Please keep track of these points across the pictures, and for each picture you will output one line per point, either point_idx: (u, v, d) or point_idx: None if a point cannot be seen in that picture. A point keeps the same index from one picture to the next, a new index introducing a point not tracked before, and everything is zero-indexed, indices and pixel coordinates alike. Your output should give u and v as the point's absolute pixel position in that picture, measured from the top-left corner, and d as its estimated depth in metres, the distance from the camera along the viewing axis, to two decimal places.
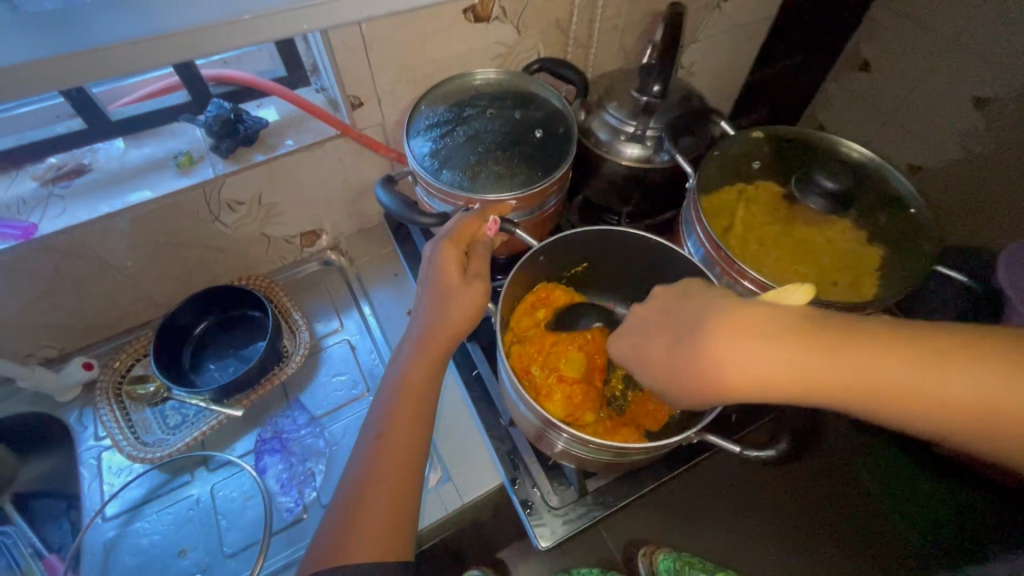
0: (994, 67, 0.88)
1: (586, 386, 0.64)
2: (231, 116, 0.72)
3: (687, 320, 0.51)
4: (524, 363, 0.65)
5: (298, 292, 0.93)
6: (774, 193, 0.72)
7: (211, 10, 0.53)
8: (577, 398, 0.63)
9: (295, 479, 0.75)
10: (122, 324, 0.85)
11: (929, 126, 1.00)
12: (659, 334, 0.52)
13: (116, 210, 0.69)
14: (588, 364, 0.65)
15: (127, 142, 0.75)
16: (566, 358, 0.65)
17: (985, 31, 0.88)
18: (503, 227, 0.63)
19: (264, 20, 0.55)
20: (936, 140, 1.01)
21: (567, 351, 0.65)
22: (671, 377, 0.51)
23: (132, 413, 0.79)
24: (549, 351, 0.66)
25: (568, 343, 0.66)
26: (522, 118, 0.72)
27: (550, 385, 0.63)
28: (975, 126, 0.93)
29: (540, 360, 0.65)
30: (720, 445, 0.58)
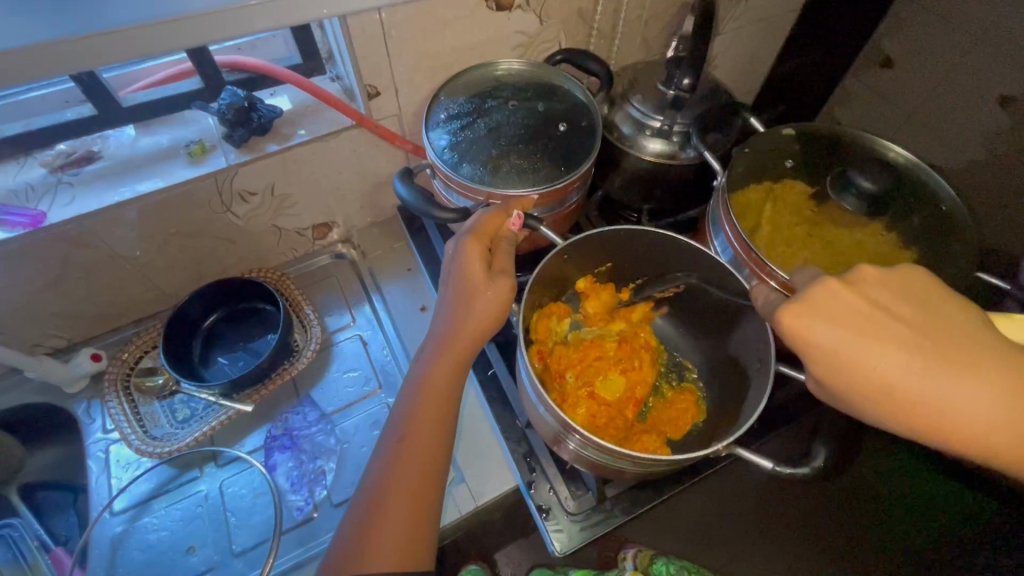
0: (1016, 64, 0.83)
1: (619, 407, 0.63)
2: (245, 104, 0.70)
3: (884, 336, 0.42)
4: (558, 368, 0.64)
5: (309, 285, 0.91)
6: (802, 194, 0.69)
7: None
8: (602, 418, 0.61)
9: (305, 478, 0.74)
10: (131, 315, 0.84)
11: (945, 127, 0.95)
12: (842, 327, 0.43)
13: (127, 199, 0.67)
14: (627, 391, 0.64)
15: (137, 129, 0.74)
16: (605, 377, 0.64)
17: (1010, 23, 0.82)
18: (526, 223, 0.61)
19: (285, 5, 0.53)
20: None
21: (608, 371, 0.65)
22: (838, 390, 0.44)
23: (141, 406, 0.78)
24: (589, 363, 0.65)
25: (612, 365, 0.65)
26: (545, 111, 0.69)
27: (578, 396, 0.62)
28: (999, 125, 0.87)
29: (574, 366, 0.64)
30: (755, 463, 0.56)
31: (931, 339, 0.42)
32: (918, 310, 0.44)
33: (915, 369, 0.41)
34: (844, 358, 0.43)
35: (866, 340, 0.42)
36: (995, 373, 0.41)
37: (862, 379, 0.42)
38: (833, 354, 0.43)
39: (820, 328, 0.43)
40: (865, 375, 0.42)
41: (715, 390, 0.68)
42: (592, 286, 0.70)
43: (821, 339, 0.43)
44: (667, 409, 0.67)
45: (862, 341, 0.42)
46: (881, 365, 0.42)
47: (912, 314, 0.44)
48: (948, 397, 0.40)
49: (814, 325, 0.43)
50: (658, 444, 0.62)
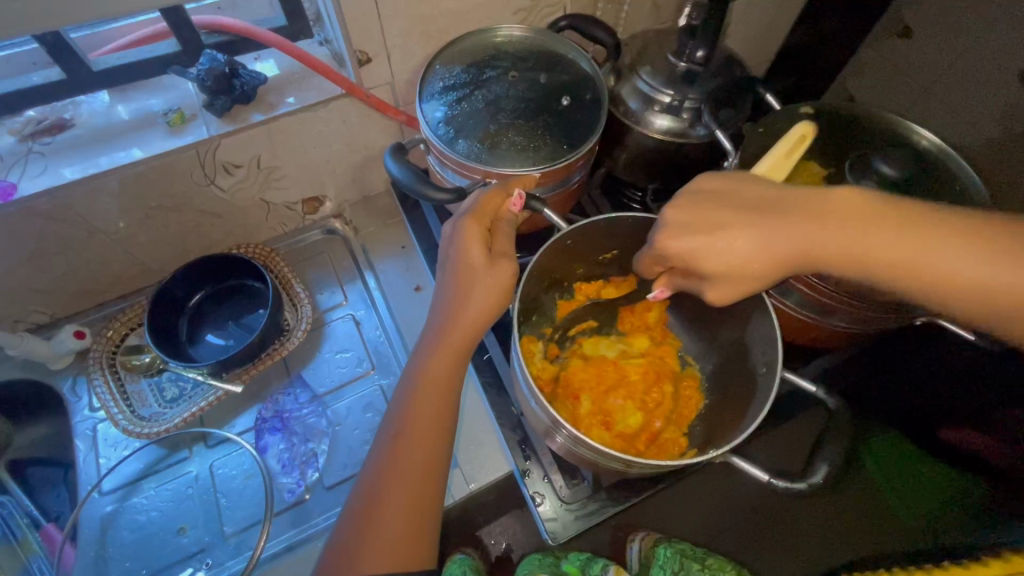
0: None
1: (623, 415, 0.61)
2: (226, 70, 0.66)
3: (725, 218, 0.46)
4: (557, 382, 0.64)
5: (299, 262, 0.88)
6: (815, 175, 0.65)
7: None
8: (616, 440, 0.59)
9: (296, 460, 0.73)
10: (115, 291, 0.81)
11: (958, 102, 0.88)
12: (689, 216, 0.47)
13: (104, 171, 0.63)
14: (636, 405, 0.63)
15: (112, 95, 0.69)
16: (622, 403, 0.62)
17: None
18: (529, 203, 0.57)
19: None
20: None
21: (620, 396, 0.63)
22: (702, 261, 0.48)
23: (128, 385, 0.76)
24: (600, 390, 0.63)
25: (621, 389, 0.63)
26: (548, 82, 0.65)
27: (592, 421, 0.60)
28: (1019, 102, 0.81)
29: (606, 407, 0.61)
30: (744, 468, 0.55)
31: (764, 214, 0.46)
32: (761, 199, 0.47)
33: (754, 243, 0.46)
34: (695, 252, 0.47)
35: (710, 226, 0.46)
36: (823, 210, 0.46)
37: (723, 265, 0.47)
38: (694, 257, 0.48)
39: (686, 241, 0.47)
40: (738, 265, 0.47)
41: (716, 380, 0.67)
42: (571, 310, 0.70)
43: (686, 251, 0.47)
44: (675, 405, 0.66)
45: (705, 234, 0.46)
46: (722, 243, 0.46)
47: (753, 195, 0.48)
48: (806, 244, 0.46)
49: (685, 239, 0.47)
50: (665, 442, 0.62)
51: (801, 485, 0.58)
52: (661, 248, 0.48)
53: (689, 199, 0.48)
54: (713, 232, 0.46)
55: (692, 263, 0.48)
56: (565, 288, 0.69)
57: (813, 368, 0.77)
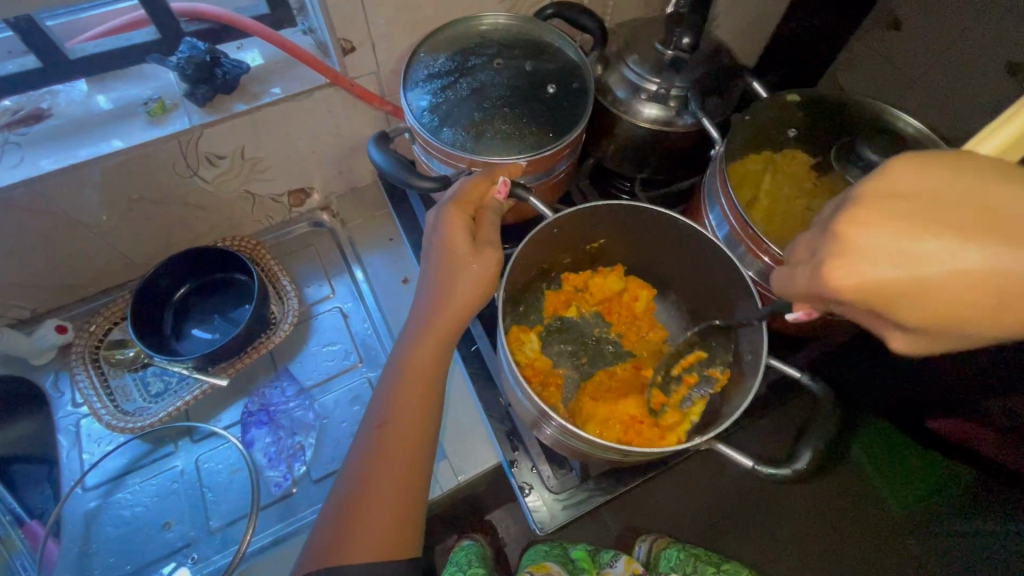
0: None
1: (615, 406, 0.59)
2: (207, 58, 0.64)
3: (953, 246, 0.29)
4: (547, 374, 0.63)
5: (286, 255, 0.87)
6: (804, 164, 0.66)
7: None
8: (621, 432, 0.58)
9: (283, 454, 0.72)
10: (98, 285, 0.80)
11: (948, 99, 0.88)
12: (893, 240, 0.31)
13: (82, 161, 0.62)
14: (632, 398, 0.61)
15: (91, 84, 0.67)
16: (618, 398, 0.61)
17: None
18: (514, 191, 0.57)
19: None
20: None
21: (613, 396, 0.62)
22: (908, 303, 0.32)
23: (111, 379, 0.75)
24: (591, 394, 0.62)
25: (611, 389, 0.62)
26: (534, 70, 0.64)
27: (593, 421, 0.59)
28: (1005, 94, 0.82)
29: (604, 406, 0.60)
30: (730, 456, 0.54)
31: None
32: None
33: (1000, 280, 0.29)
34: (892, 294, 0.32)
35: (923, 255, 0.30)
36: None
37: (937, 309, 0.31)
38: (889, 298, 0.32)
39: (872, 267, 0.31)
40: (960, 310, 0.31)
41: None
42: (559, 299, 0.68)
43: (888, 278, 0.31)
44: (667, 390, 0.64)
45: (912, 268, 0.30)
46: (941, 283, 0.30)
47: (1007, 197, 0.29)
48: None
49: (876, 273, 0.31)
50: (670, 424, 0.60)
51: (787, 471, 0.58)
52: (831, 286, 0.33)
53: (891, 209, 0.31)
54: (927, 263, 0.30)
55: (886, 306, 0.33)
56: (551, 279, 0.69)
57: (799, 357, 0.78)
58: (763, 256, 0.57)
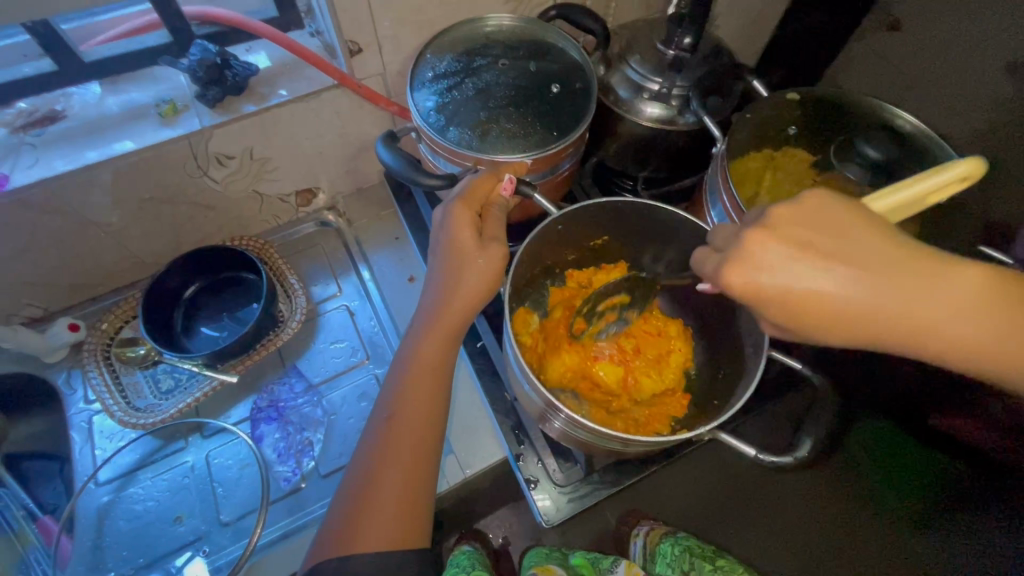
0: None
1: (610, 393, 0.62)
2: (218, 61, 0.66)
3: (805, 258, 0.40)
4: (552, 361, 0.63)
5: (294, 254, 0.88)
6: (804, 162, 0.67)
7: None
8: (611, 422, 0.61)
9: (292, 449, 0.73)
10: (109, 284, 0.81)
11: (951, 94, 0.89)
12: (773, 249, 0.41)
13: (96, 162, 0.64)
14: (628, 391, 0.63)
15: (104, 86, 0.69)
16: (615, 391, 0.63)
17: None
18: (519, 188, 0.58)
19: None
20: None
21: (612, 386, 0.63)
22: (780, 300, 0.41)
23: (123, 377, 0.76)
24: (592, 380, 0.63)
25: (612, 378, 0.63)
26: (538, 70, 0.65)
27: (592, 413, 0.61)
28: (1004, 93, 0.83)
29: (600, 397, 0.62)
30: (736, 447, 0.55)
31: (869, 263, 0.40)
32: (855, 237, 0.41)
33: (839, 286, 0.40)
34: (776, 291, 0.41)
35: (795, 266, 0.41)
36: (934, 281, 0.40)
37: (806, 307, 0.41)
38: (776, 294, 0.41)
39: (762, 277, 0.41)
40: (814, 305, 0.41)
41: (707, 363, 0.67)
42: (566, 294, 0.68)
43: (771, 287, 0.41)
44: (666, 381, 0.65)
45: (786, 270, 0.41)
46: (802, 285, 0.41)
47: (852, 226, 0.41)
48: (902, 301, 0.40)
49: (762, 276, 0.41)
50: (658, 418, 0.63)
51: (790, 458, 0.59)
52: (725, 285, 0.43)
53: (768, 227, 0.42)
54: (794, 275, 0.41)
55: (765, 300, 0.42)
56: (556, 276, 0.70)
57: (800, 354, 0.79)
58: None
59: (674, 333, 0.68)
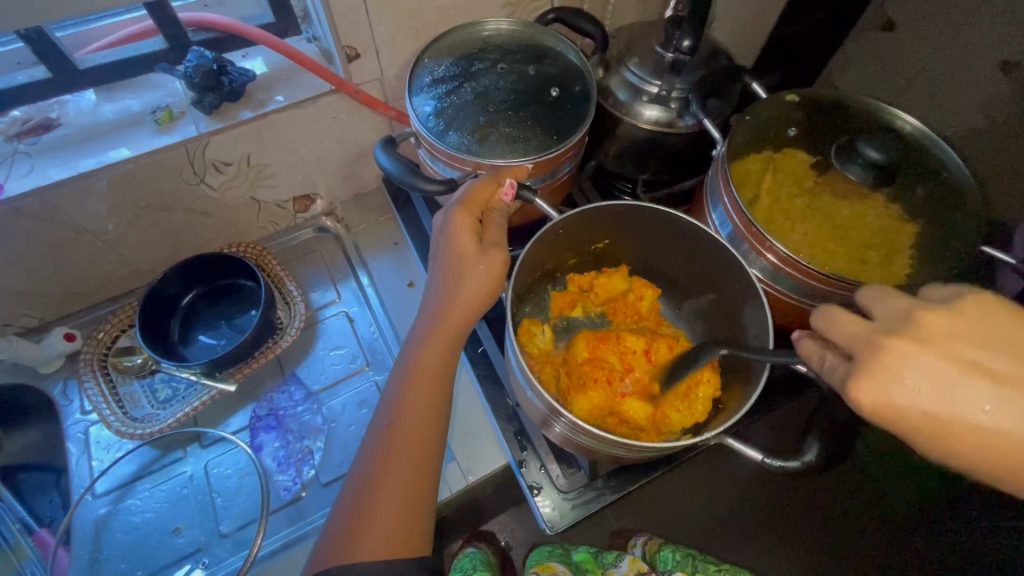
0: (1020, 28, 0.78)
1: (621, 398, 0.58)
2: (214, 67, 0.65)
3: (976, 381, 0.35)
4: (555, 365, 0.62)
5: (292, 260, 0.88)
6: (803, 163, 0.66)
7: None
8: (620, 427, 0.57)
9: (292, 457, 0.72)
10: (105, 293, 0.81)
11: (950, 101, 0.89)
12: (935, 364, 0.35)
13: (91, 170, 0.63)
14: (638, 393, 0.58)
15: (99, 94, 0.68)
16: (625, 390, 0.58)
17: None
18: (520, 193, 0.57)
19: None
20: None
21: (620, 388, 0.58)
22: (939, 428, 0.36)
23: (120, 387, 0.75)
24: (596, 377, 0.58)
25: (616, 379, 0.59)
26: (536, 74, 0.65)
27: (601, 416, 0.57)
28: (1000, 93, 0.83)
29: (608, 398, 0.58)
30: (740, 451, 0.55)
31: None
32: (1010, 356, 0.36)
33: (1008, 412, 0.34)
34: (928, 414, 0.36)
35: (956, 383, 0.35)
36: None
37: (961, 434, 0.35)
38: (923, 414, 0.35)
39: (898, 393, 0.36)
40: (971, 431, 0.35)
41: None
42: (565, 299, 0.68)
43: (914, 405, 0.35)
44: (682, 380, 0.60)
45: (952, 387, 0.35)
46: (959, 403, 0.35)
47: (1004, 338, 0.37)
48: None
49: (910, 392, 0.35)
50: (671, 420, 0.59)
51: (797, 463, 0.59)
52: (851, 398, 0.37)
53: (916, 335, 0.37)
54: (960, 395, 0.35)
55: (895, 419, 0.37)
56: (556, 279, 0.70)
57: None
58: (766, 253, 0.58)
59: (699, 359, 0.61)
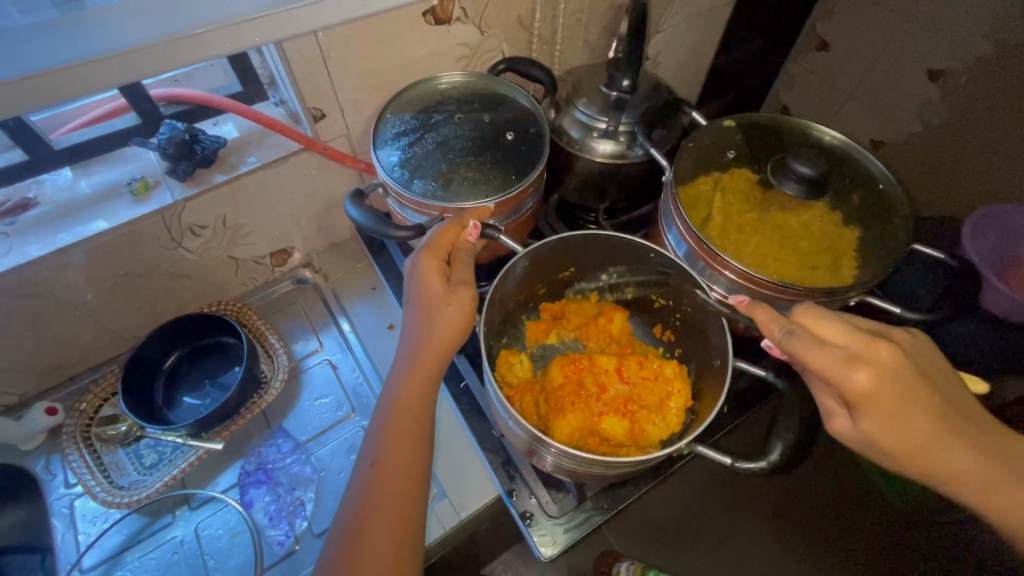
0: (941, 40, 0.91)
1: (600, 420, 0.60)
2: (186, 137, 0.69)
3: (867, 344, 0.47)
4: (534, 393, 0.63)
5: (273, 314, 0.90)
6: (749, 181, 0.71)
7: (139, 37, 0.46)
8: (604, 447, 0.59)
9: (284, 511, 0.72)
10: (86, 363, 0.81)
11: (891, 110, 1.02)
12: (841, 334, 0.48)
13: (68, 245, 0.65)
14: (617, 410, 0.61)
15: (75, 171, 0.71)
16: (604, 409, 0.61)
17: (934, 6, 0.91)
18: (485, 232, 0.61)
19: (185, 42, 0.47)
20: (900, 114, 1.02)
21: (600, 410, 0.61)
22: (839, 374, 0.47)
23: (104, 456, 0.75)
24: (575, 402, 0.61)
25: (594, 401, 0.62)
26: (491, 120, 0.70)
27: (584, 439, 0.60)
28: (930, 98, 0.96)
29: (589, 420, 0.60)
30: (715, 459, 0.57)
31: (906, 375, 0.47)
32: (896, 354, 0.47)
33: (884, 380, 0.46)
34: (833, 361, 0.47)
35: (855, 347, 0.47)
36: (934, 429, 0.48)
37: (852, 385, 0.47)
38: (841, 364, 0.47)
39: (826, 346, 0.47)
40: (864, 384, 0.46)
41: None
42: (539, 328, 0.71)
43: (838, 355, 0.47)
44: (656, 396, 0.63)
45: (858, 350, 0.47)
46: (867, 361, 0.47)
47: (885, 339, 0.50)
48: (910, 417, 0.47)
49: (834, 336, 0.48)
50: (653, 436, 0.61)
51: (763, 463, 0.60)
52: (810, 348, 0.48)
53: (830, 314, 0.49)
54: (852, 356, 0.47)
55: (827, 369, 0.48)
56: (530, 310, 0.72)
57: None
58: (721, 269, 0.62)
59: (671, 375, 0.65)
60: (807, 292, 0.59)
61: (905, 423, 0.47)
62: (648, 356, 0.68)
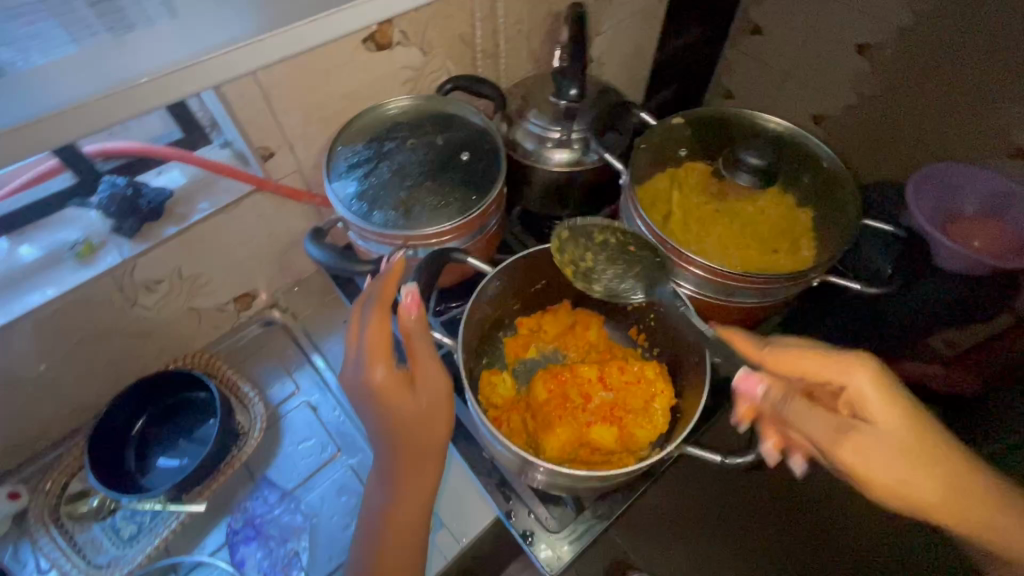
0: (863, 18, 0.96)
1: (589, 431, 0.60)
2: (129, 192, 0.67)
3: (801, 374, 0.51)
4: (520, 412, 0.63)
5: (243, 360, 0.86)
6: (702, 174, 0.73)
7: (54, 98, 0.43)
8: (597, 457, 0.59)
9: (277, 565, 0.69)
10: (47, 439, 0.77)
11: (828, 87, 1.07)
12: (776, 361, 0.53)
13: (13, 319, 0.61)
14: (604, 419, 0.61)
15: (12, 240, 0.67)
16: (592, 420, 0.61)
17: None
18: (452, 256, 0.61)
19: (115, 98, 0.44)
20: (836, 90, 1.07)
21: (588, 420, 0.61)
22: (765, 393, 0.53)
23: (78, 535, 0.71)
24: (563, 417, 0.61)
25: (582, 412, 0.61)
26: (444, 142, 0.69)
27: (576, 452, 0.60)
28: (862, 72, 1.01)
29: (579, 433, 0.60)
30: (702, 456, 0.58)
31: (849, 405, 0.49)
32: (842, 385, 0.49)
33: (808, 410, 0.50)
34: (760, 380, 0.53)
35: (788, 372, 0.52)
36: (894, 465, 0.48)
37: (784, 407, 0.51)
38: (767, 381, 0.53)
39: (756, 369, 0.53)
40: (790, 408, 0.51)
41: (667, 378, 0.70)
42: (517, 343, 0.70)
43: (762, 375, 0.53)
44: (642, 403, 0.63)
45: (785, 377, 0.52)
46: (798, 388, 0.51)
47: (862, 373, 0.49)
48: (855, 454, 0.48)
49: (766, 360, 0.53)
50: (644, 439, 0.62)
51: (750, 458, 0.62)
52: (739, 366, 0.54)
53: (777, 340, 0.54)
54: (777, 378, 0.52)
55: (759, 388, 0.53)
56: (506, 327, 0.72)
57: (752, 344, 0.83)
58: (687, 265, 0.63)
59: (653, 376, 0.65)
60: (769, 279, 0.61)
61: (879, 448, 0.48)
62: (629, 360, 0.68)
